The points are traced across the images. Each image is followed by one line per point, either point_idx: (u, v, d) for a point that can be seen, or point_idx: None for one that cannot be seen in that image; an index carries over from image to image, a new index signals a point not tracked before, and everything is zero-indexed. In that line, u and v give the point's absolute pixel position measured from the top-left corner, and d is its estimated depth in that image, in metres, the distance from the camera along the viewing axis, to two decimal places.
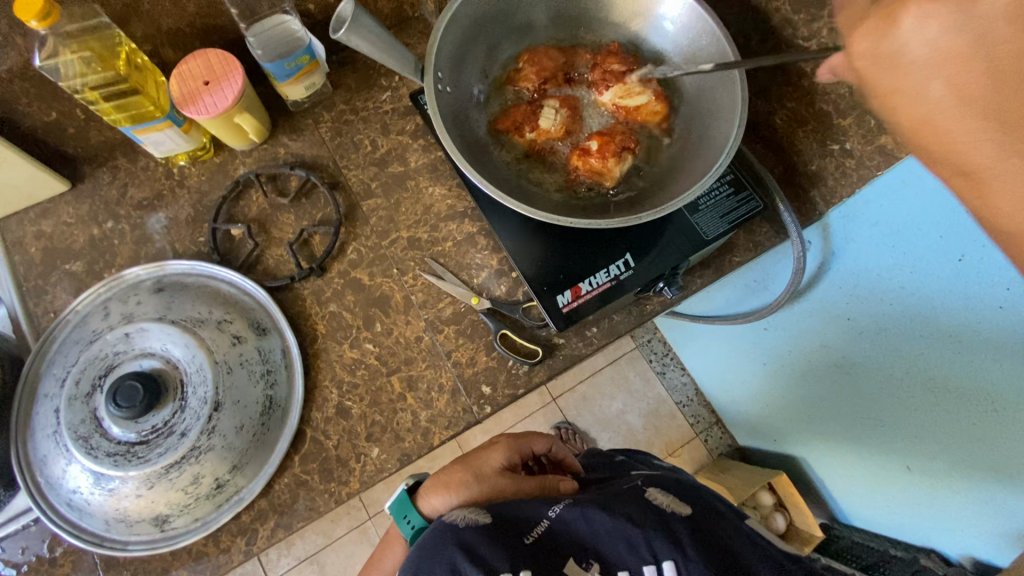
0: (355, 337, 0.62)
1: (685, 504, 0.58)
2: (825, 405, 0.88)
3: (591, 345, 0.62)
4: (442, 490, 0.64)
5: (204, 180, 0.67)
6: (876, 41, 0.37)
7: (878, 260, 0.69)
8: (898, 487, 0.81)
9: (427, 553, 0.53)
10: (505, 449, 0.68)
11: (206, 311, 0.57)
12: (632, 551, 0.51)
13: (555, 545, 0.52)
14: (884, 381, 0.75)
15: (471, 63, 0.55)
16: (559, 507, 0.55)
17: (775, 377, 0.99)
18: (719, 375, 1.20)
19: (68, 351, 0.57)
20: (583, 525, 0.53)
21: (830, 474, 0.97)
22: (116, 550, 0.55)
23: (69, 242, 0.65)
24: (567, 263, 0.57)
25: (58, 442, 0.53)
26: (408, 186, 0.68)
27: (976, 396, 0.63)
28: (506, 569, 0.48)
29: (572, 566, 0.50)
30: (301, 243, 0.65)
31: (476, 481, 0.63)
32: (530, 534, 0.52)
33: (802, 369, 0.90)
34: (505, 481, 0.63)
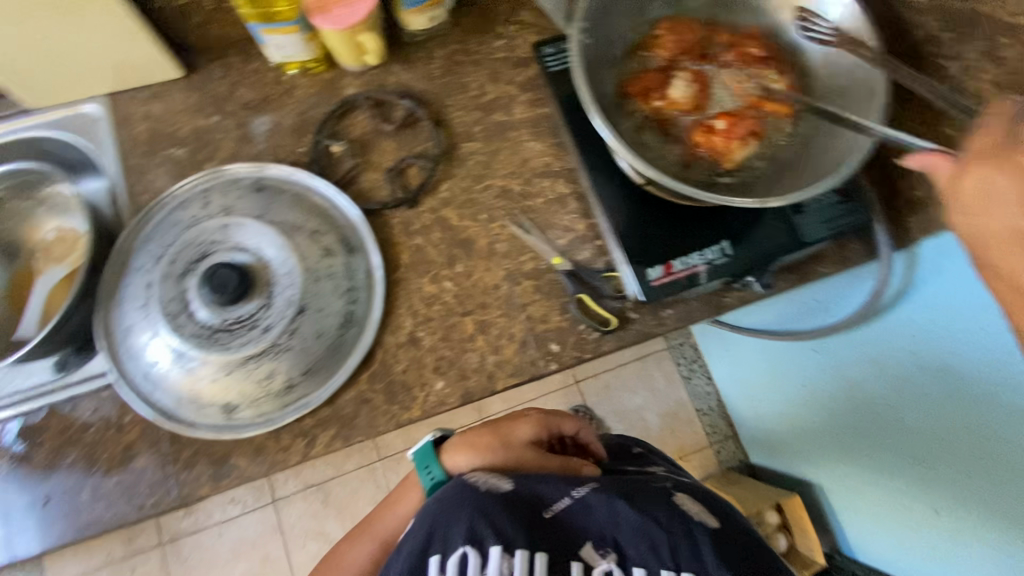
0: (436, 273, 0.63)
1: (714, 516, 0.58)
2: (864, 435, 0.87)
3: (664, 325, 0.62)
4: (468, 450, 0.64)
5: (312, 93, 0.68)
6: (979, 178, 0.41)
7: (967, 300, 0.67)
8: (917, 529, 0.81)
9: (436, 515, 0.52)
10: (535, 422, 0.68)
11: (302, 220, 0.60)
12: (649, 552, 0.52)
13: (571, 530, 0.53)
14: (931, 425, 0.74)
15: (615, 19, 0.54)
16: (585, 489, 0.55)
17: (814, 402, 0.98)
18: (752, 390, 1.19)
19: (162, 232, 0.59)
20: (605, 513, 0.53)
21: (848, 504, 0.98)
22: (181, 428, 0.56)
23: (175, 128, 0.66)
24: (663, 238, 0.56)
25: (147, 315, 0.56)
26: (508, 137, 0.68)
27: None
28: (523, 545, 0.50)
29: (589, 551, 0.52)
30: (398, 172, 0.66)
31: (503, 448, 0.64)
32: (548, 511, 0.53)
33: (845, 397, 0.90)
34: (532, 455, 0.64)
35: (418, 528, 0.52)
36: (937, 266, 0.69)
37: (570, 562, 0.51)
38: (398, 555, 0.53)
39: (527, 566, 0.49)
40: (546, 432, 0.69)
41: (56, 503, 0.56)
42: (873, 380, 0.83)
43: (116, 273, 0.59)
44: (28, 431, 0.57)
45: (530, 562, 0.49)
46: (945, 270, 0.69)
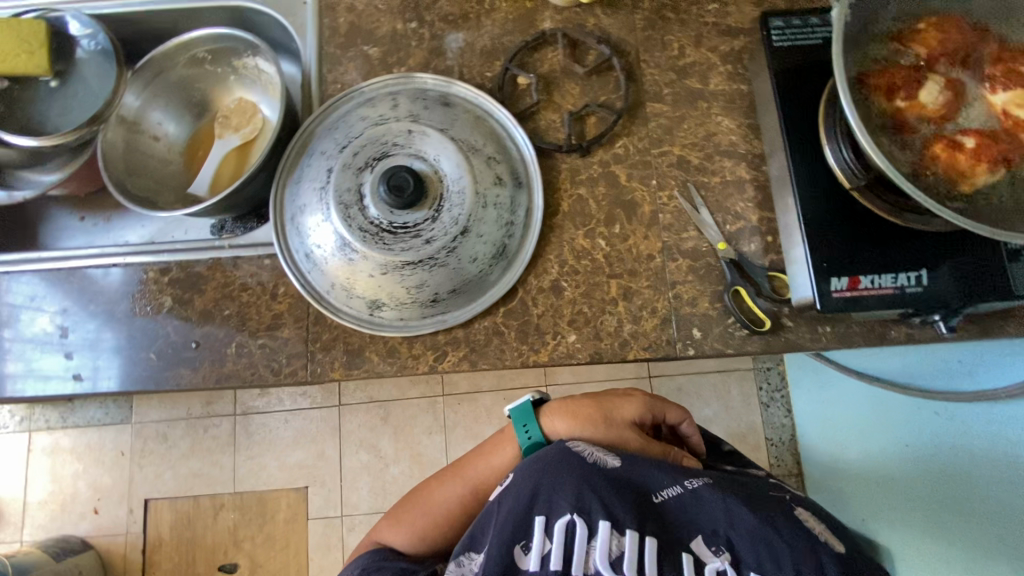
0: (593, 227, 0.61)
1: (836, 540, 0.56)
2: (966, 515, 0.79)
3: (818, 341, 0.58)
4: (571, 418, 0.63)
5: (510, 19, 0.66)
6: None
7: None
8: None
9: (548, 477, 0.55)
10: (640, 404, 0.66)
11: (481, 143, 0.59)
12: (762, 554, 0.52)
13: (680, 519, 0.54)
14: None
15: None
16: (698, 482, 0.56)
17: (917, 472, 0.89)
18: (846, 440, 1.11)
19: (348, 123, 0.60)
20: (720, 511, 0.54)
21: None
22: (327, 311, 0.58)
23: (374, 26, 0.66)
24: (856, 249, 0.53)
25: (321, 198, 0.58)
26: (698, 107, 0.64)
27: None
28: (631, 526, 0.52)
29: (700, 544, 0.53)
30: (577, 117, 0.64)
31: (604, 425, 0.63)
32: (658, 494, 0.56)
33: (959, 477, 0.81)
34: (633, 437, 0.62)
35: (530, 484, 0.55)
36: None
37: (682, 552, 0.52)
38: (498, 501, 0.55)
39: (638, 547, 0.51)
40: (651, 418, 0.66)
41: (205, 350, 0.59)
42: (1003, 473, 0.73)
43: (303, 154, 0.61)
44: (191, 278, 0.61)
45: (641, 544, 0.51)
46: None
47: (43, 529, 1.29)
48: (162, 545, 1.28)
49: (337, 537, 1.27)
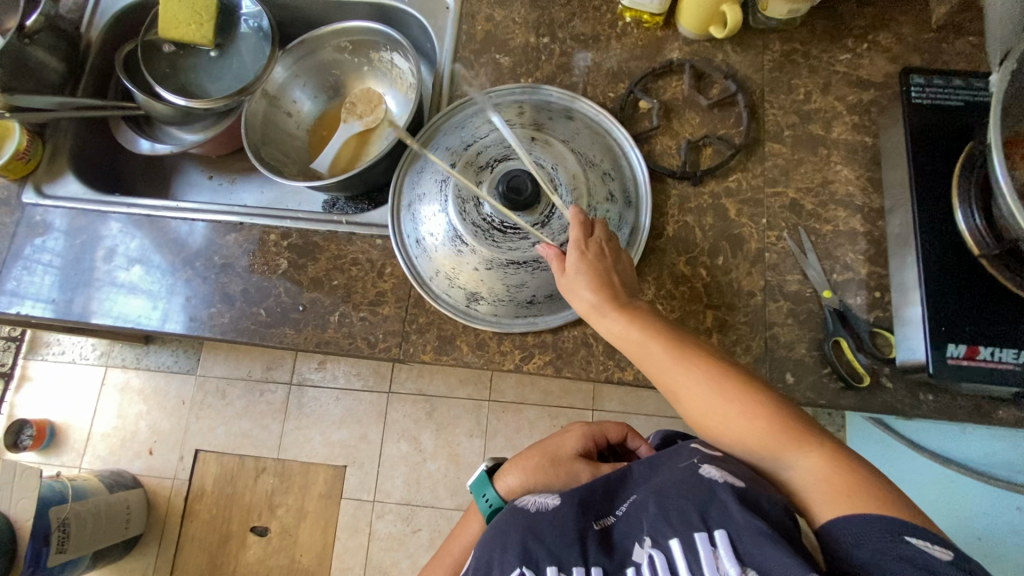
0: (695, 256, 0.62)
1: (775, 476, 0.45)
2: None
3: (918, 408, 0.56)
4: (519, 471, 0.58)
5: (639, 46, 0.68)
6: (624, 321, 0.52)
7: None
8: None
9: (488, 549, 0.47)
10: (580, 433, 0.61)
11: (597, 160, 0.62)
12: (674, 521, 0.43)
13: (617, 539, 0.46)
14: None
15: None
16: (627, 502, 0.48)
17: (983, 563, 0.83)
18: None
19: (473, 125, 0.64)
20: (641, 507, 0.46)
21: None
22: (427, 296, 0.61)
23: (508, 37, 0.70)
24: (978, 319, 0.51)
25: (440, 189, 0.61)
26: (817, 153, 0.64)
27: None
28: (572, 564, 0.44)
29: (635, 551, 0.44)
30: (694, 147, 0.65)
31: (552, 468, 0.57)
32: (600, 520, 0.48)
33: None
34: (586, 471, 0.57)
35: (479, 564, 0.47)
36: None
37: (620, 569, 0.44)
38: None
39: None
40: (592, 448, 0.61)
41: (309, 315, 0.62)
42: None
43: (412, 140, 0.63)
44: (308, 246, 0.65)
45: None
46: None
47: (100, 459, 1.37)
48: (203, 496, 1.34)
49: (366, 521, 1.29)
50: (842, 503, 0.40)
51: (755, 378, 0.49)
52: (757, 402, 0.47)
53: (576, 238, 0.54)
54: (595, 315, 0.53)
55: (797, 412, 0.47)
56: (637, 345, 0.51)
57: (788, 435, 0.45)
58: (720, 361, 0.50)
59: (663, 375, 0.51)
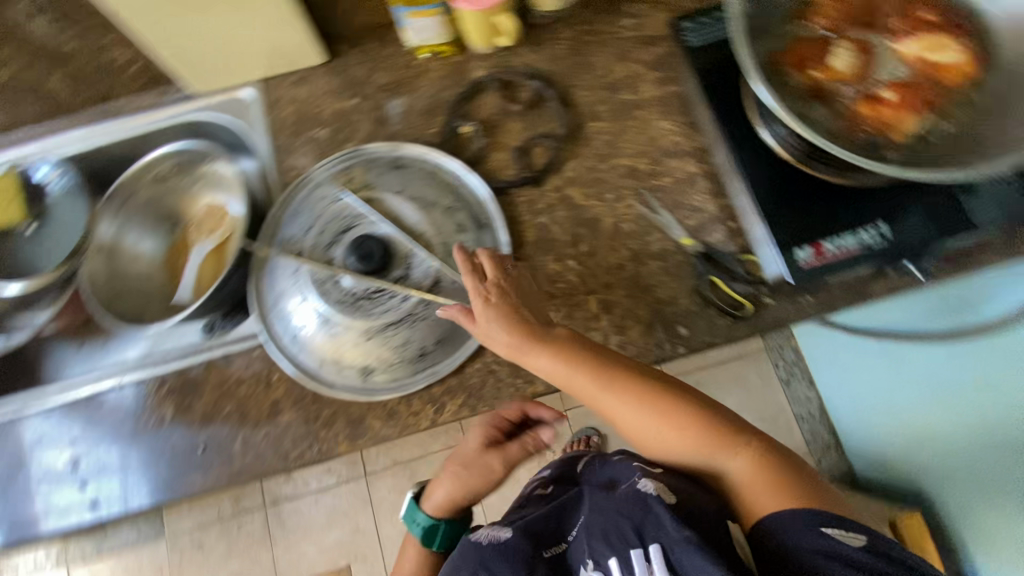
0: (561, 251, 0.63)
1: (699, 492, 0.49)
2: None
3: (802, 313, 0.59)
4: (439, 484, 0.60)
5: (442, 76, 0.70)
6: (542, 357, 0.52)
7: None
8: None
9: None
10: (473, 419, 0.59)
11: (436, 197, 0.62)
12: (613, 540, 0.47)
13: (566, 566, 0.50)
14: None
15: None
16: (577, 528, 0.53)
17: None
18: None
19: (309, 205, 0.63)
20: (586, 534, 0.50)
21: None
22: (323, 388, 0.59)
23: (318, 110, 0.70)
24: (813, 218, 0.54)
25: (297, 280, 0.60)
26: (635, 117, 0.66)
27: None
28: None
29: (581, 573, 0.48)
30: (524, 151, 0.66)
31: (464, 471, 0.58)
32: (549, 548, 0.52)
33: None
34: (493, 459, 0.57)
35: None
36: None
37: None
38: None
39: None
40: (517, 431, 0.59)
41: (213, 452, 0.60)
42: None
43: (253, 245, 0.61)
44: (189, 384, 0.62)
45: None
46: None
47: None
48: None
49: None
50: (778, 498, 0.44)
51: (680, 388, 0.52)
52: (683, 410, 0.50)
53: (473, 287, 0.53)
54: (517, 354, 0.53)
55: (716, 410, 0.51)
56: (563, 377, 0.52)
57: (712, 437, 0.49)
58: (642, 377, 0.52)
59: (596, 398, 0.52)
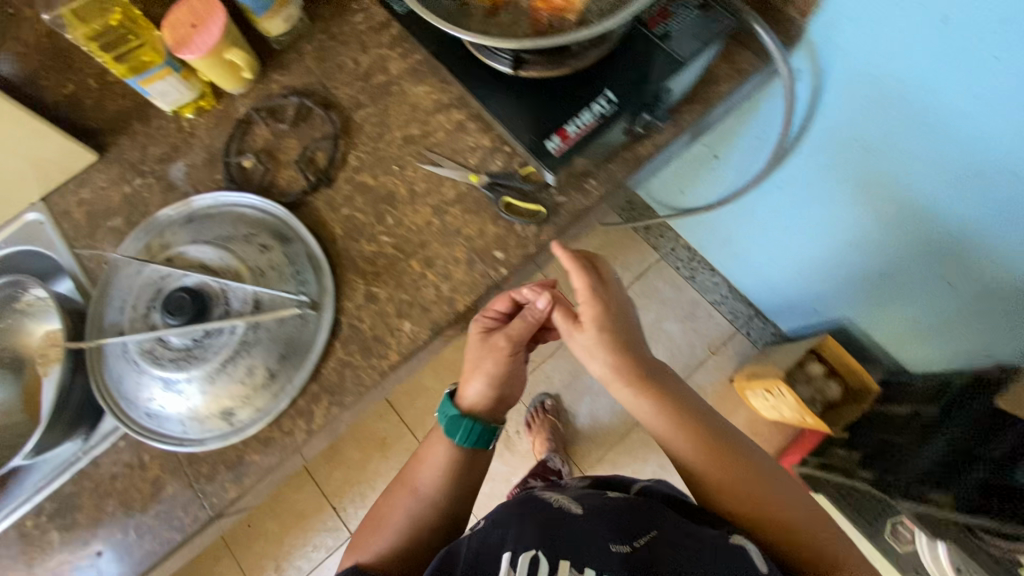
0: (371, 232, 0.65)
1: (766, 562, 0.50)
2: (863, 232, 0.87)
3: (593, 195, 0.63)
4: (471, 377, 0.60)
5: (212, 127, 0.72)
6: (636, 400, 0.60)
7: (871, 56, 0.64)
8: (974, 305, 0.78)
9: (508, 528, 0.52)
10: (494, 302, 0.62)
11: (234, 231, 0.64)
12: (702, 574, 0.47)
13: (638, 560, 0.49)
14: (930, 194, 0.71)
15: None
16: (649, 535, 0.52)
17: (826, 242, 0.95)
18: (765, 260, 1.15)
19: (119, 288, 0.64)
20: (670, 548, 0.50)
21: (899, 322, 0.95)
22: (195, 447, 0.60)
23: (107, 202, 0.71)
24: (551, 112, 0.59)
25: (129, 360, 0.60)
26: (394, 92, 0.71)
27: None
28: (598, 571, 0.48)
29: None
30: (306, 160, 0.69)
31: (490, 358, 0.58)
32: (624, 542, 0.51)
33: (855, 222, 0.87)
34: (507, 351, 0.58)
35: (497, 535, 0.52)
36: (829, 38, 0.66)
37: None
38: None
39: None
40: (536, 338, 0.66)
41: (111, 554, 0.59)
42: (868, 186, 0.79)
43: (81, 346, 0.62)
44: (65, 502, 0.61)
45: None
46: (837, 36, 0.65)
47: None
48: None
49: None
50: None
51: (761, 464, 0.59)
52: (766, 488, 0.56)
53: (582, 288, 0.57)
54: (612, 376, 0.59)
55: (800, 506, 0.56)
56: (663, 423, 0.59)
57: (793, 532, 0.54)
58: (728, 446, 0.59)
59: (694, 454, 0.58)
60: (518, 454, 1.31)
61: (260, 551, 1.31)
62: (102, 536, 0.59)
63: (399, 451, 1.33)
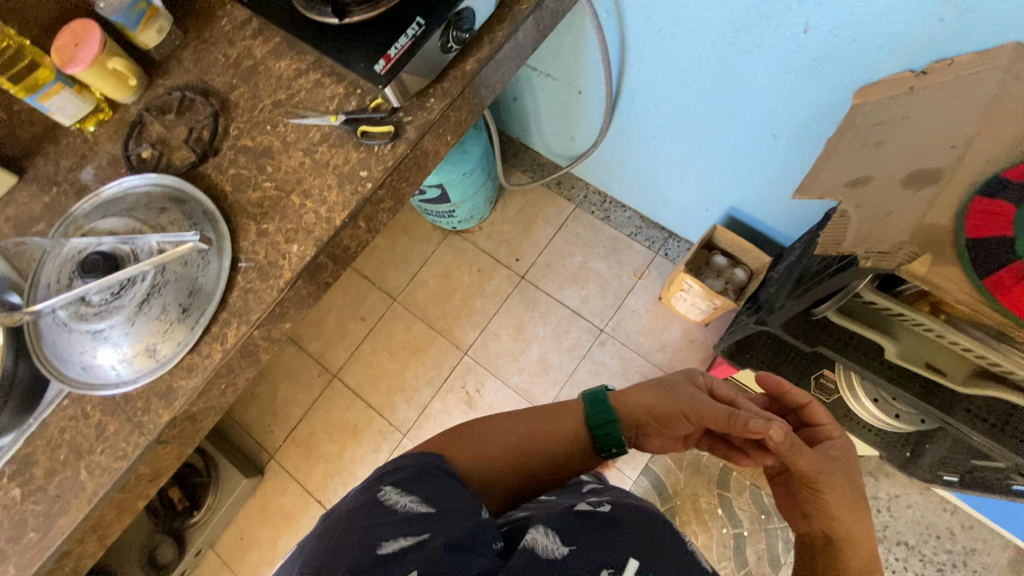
0: (256, 182, 0.76)
1: None
2: (700, 120, 1.00)
3: (433, 110, 0.75)
4: (643, 406, 0.73)
5: (112, 133, 0.83)
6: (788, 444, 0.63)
7: None
8: (802, 150, 0.89)
9: (633, 528, 0.54)
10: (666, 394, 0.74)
11: (137, 203, 0.74)
12: None
13: None
14: (727, 58, 0.83)
15: None
16: None
17: (683, 142, 1.08)
18: (658, 181, 1.26)
19: (45, 271, 0.73)
20: None
21: (768, 195, 1.05)
22: (129, 386, 0.68)
23: (30, 213, 0.81)
24: (376, 42, 0.71)
25: (60, 325, 0.69)
26: (261, 71, 0.83)
27: (789, 5, 0.69)
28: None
29: None
30: (195, 140, 0.80)
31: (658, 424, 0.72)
32: None
33: (691, 115, 1.00)
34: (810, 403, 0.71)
35: (621, 527, 0.54)
36: None
37: None
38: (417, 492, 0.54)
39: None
40: (689, 442, 0.76)
41: (67, 494, 0.66)
42: (685, 74, 0.92)
43: (17, 325, 0.70)
44: (21, 462, 0.68)
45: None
46: None
47: None
48: None
49: None
50: None
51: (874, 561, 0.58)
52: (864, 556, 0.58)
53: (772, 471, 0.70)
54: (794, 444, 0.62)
55: None
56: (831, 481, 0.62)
57: None
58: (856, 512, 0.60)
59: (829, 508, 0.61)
60: (482, 410, 1.38)
61: (256, 560, 1.34)
62: (54, 483, 0.66)
63: (371, 434, 1.40)
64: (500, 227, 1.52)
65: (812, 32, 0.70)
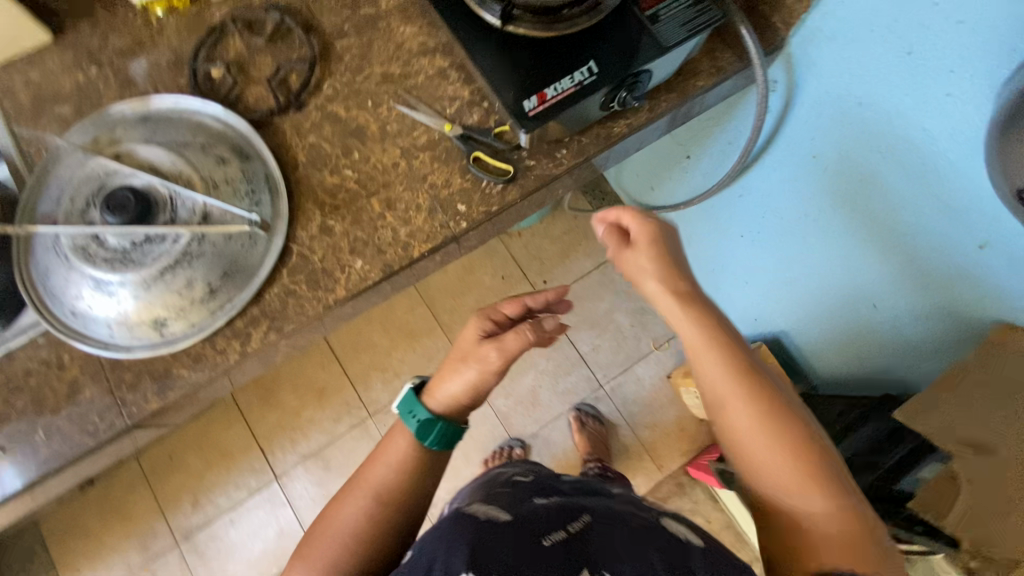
0: (335, 164, 0.64)
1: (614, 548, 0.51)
2: (803, 253, 0.91)
3: (561, 165, 0.64)
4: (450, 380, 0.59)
5: (182, 29, 0.68)
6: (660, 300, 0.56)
7: (842, 72, 0.68)
8: (892, 341, 0.82)
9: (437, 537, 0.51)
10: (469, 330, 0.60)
11: (191, 138, 0.61)
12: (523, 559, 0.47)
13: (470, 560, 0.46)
14: (872, 220, 0.74)
15: None
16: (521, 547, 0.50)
17: (772, 260, 1.00)
18: (725, 277, 1.18)
19: (58, 179, 0.60)
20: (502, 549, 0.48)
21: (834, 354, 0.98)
22: (121, 353, 0.58)
23: (57, 88, 0.67)
24: (534, 69, 0.59)
25: (58, 254, 0.57)
26: (380, 27, 0.69)
27: (981, 215, 0.60)
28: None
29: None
30: (279, 81, 0.67)
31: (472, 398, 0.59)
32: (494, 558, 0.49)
33: (798, 243, 0.91)
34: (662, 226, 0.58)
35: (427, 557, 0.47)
36: (808, 54, 0.71)
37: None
38: None
39: None
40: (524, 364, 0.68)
41: (14, 450, 0.56)
42: (818, 206, 0.83)
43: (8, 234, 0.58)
44: None
45: None
46: (815, 52, 0.70)
47: None
48: None
49: None
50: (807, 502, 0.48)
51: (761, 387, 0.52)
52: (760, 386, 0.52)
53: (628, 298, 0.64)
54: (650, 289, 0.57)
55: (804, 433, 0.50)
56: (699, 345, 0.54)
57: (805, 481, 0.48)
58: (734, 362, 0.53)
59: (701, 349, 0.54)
60: None
61: (179, 484, 1.28)
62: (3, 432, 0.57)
63: (337, 401, 1.32)
64: (539, 241, 1.42)
65: (988, 252, 0.61)
